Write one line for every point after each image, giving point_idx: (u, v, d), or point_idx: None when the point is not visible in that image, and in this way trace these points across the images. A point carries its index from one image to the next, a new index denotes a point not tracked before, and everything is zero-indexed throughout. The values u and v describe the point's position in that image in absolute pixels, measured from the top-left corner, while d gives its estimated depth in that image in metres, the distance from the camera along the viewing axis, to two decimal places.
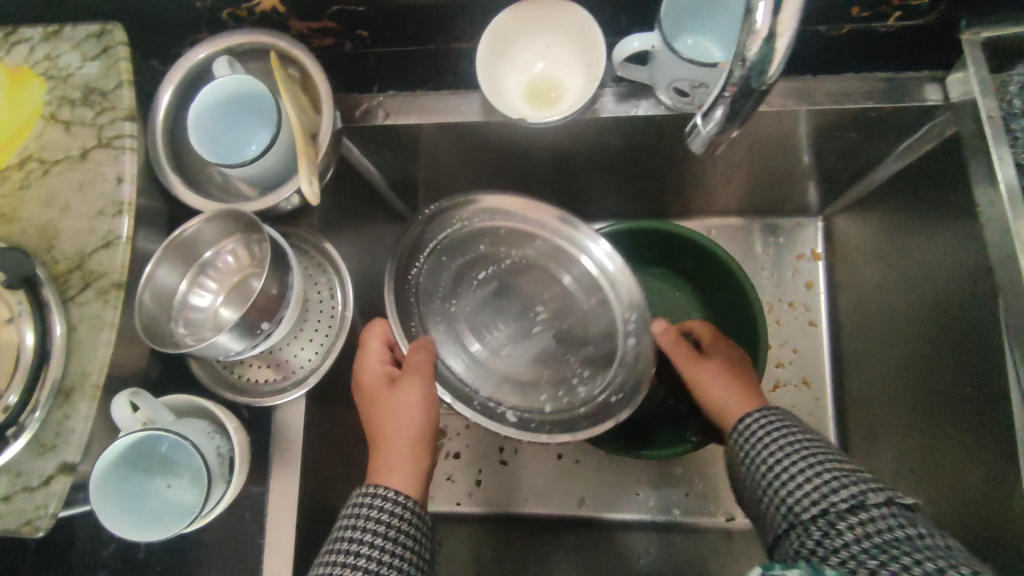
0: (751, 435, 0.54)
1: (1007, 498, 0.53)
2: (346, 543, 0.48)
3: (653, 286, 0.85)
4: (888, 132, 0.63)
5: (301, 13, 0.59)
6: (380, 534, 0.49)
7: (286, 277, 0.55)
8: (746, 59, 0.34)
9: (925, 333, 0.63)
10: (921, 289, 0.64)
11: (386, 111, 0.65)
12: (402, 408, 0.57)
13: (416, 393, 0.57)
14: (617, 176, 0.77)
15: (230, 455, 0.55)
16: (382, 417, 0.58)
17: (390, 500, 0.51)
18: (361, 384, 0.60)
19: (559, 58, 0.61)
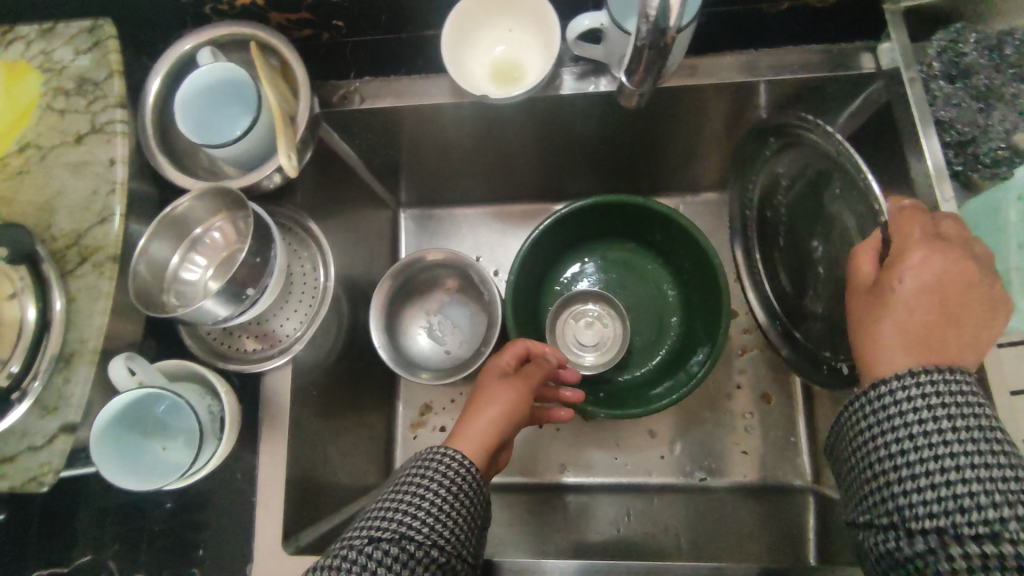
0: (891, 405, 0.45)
1: None
2: (404, 506, 0.50)
3: (627, 262, 0.88)
4: (833, 99, 0.67)
5: (277, 6, 0.64)
6: (447, 491, 0.52)
7: (268, 248, 0.59)
8: (649, 15, 0.38)
9: None
10: None
11: (361, 95, 0.70)
12: (502, 405, 0.61)
13: (513, 395, 0.62)
14: (589, 153, 0.81)
15: (221, 415, 0.59)
16: (476, 404, 0.61)
17: (463, 464, 0.54)
18: (491, 377, 0.66)
19: (519, 41, 0.66)
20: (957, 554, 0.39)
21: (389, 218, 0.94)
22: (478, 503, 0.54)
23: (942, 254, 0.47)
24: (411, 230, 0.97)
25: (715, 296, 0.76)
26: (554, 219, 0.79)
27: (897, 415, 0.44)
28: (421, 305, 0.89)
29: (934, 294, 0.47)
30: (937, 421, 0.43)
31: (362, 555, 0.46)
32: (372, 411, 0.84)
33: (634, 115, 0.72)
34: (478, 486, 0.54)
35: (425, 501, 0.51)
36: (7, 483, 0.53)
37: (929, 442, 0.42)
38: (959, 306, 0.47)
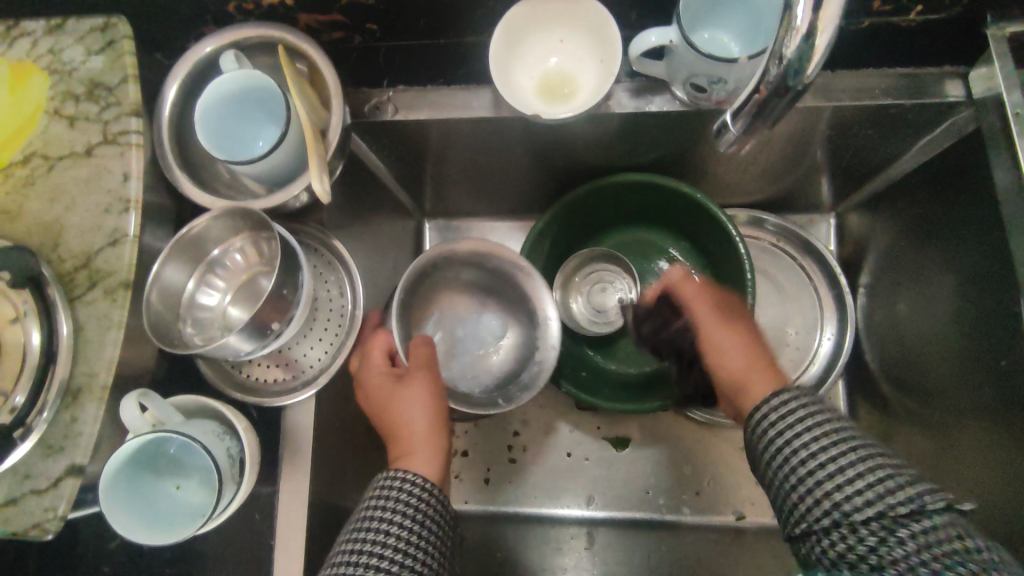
0: (773, 422, 0.49)
1: (1009, 488, 0.57)
2: (368, 547, 0.47)
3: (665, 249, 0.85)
4: (910, 127, 0.62)
5: (308, 7, 0.58)
6: (408, 527, 0.49)
7: (296, 277, 0.54)
8: (784, 57, 0.33)
9: (959, 322, 0.63)
10: (960, 274, 0.62)
11: (395, 105, 0.64)
12: (415, 399, 0.59)
13: (424, 390, 0.60)
14: (627, 203, 0.81)
15: (240, 456, 0.54)
16: (391, 410, 0.59)
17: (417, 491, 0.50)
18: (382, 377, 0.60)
19: (573, 52, 0.60)
20: (871, 543, 0.41)
21: (414, 228, 0.90)
22: (434, 522, 0.51)
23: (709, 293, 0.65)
24: (435, 242, 0.93)
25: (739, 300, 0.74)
26: (607, 181, 0.76)
27: (782, 422, 0.48)
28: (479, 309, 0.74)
29: (727, 314, 0.63)
30: (794, 420, 0.48)
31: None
32: None
33: (690, 134, 0.66)
34: (436, 504, 0.51)
35: (386, 538, 0.48)
36: (8, 529, 0.49)
37: (832, 441, 0.46)
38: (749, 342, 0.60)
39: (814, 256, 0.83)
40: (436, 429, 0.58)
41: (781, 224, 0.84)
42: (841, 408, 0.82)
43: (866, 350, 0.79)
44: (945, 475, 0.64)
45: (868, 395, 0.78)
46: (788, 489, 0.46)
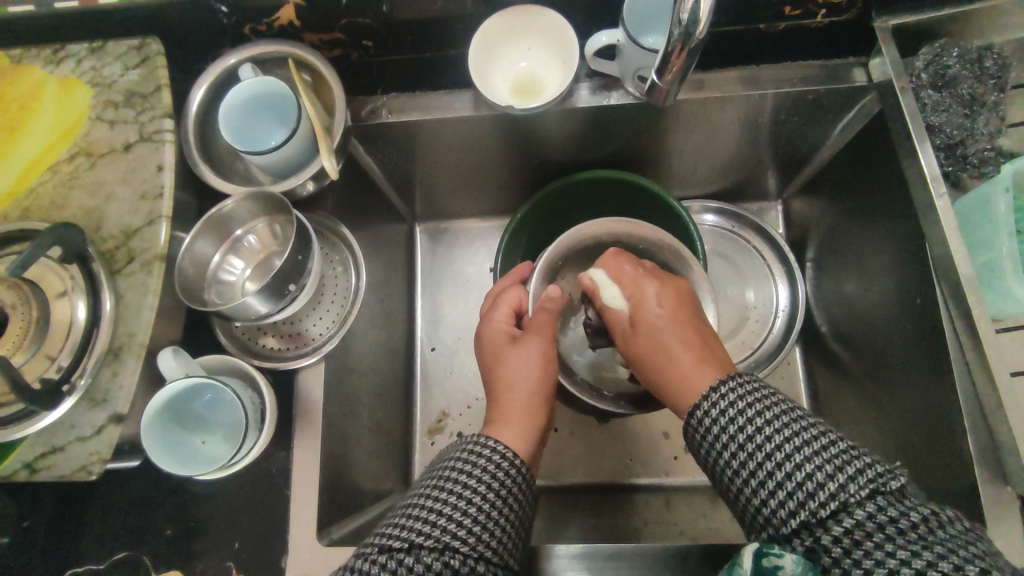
0: (712, 415, 0.53)
1: (937, 420, 0.64)
2: (440, 507, 0.52)
3: None
4: (828, 112, 0.73)
5: (314, 26, 0.69)
6: (482, 494, 0.54)
7: (308, 249, 0.62)
8: (683, 20, 0.47)
9: (887, 277, 0.72)
10: (883, 236, 0.72)
11: (389, 110, 0.75)
12: (519, 361, 0.68)
13: (534, 351, 0.69)
14: (595, 203, 0.91)
15: (261, 407, 0.61)
16: (503, 367, 0.68)
17: (500, 459, 0.57)
18: (501, 337, 0.71)
19: (540, 57, 0.71)
20: (834, 532, 0.44)
21: (405, 231, 0.99)
22: (512, 481, 0.56)
23: (641, 272, 0.69)
24: (426, 244, 1.02)
25: None
26: (575, 178, 0.86)
27: (717, 417, 0.52)
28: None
29: (638, 296, 0.67)
30: (731, 408, 0.52)
31: (388, 556, 0.49)
32: (391, 416, 0.87)
33: (643, 125, 0.78)
34: (516, 466, 0.57)
35: (458, 501, 0.53)
36: (57, 473, 0.55)
37: (766, 432, 0.50)
38: (687, 324, 0.64)
39: (764, 238, 0.93)
40: (531, 393, 0.66)
41: (733, 212, 0.94)
42: (798, 372, 0.91)
43: (816, 318, 0.88)
44: (890, 420, 0.72)
45: (821, 357, 0.87)
46: (743, 488, 0.50)
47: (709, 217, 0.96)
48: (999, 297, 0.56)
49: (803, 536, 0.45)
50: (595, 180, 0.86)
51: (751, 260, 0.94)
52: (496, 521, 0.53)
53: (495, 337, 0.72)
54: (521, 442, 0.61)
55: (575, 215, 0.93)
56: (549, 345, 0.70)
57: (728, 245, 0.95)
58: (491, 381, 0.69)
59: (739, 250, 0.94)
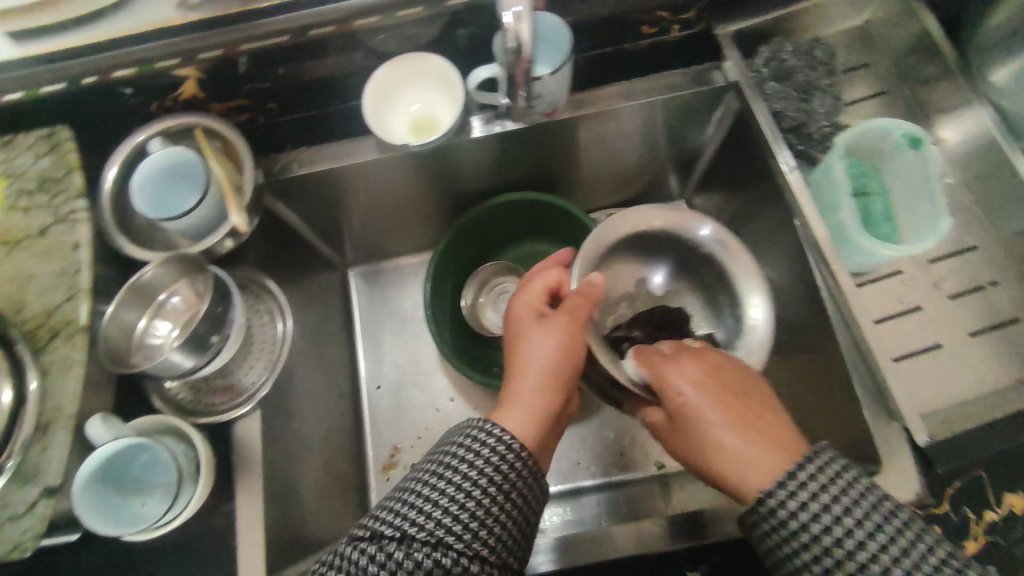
0: (778, 516, 0.51)
1: (824, 375, 0.71)
2: (438, 499, 0.53)
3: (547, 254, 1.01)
4: (699, 113, 0.81)
5: (217, 96, 0.74)
6: (481, 481, 0.54)
7: (228, 303, 0.65)
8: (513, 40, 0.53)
9: (773, 253, 0.80)
10: (763, 217, 0.80)
11: (298, 163, 0.79)
12: (541, 342, 0.65)
13: (552, 336, 0.65)
14: (513, 223, 0.97)
15: (197, 459, 0.64)
16: (524, 344, 0.66)
17: (504, 442, 0.56)
18: (531, 312, 0.70)
19: (429, 99, 0.77)
20: None
21: (339, 278, 1.03)
22: (516, 471, 0.56)
23: (663, 362, 0.63)
24: (361, 286, 1.06)
25: None
26: (485, 205, 0.92)
27: (790, 519, 0.50)
28: (709, 283, 0.80)
29: (661, 380, 0.61)
30: (800, 511, 0.50)
31: (377, 544, 0.50)
32: (342, 458, 0.88)
33: (537, 146, 0.85)
34: (521, 458, 0.57)
35: (456, 492, 0.53)
36: None
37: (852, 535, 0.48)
38: (732, 398, 0.58)
39: None
40: (547, 387, 0.64)
41: None
42: None
43: None
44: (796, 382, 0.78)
45: None
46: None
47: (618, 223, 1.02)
48: (853, 252, 0.64)
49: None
50: (504, 204, 0.92)
51: None
52: (492, 510, 0.54)
53: (520, 313, 0.70)
54: (522, 433, 0.60)
55: (497, 236, 0.99)
56: (574, 334, 0.66)
57: None
58: (512, 360, 0.68)
59: None
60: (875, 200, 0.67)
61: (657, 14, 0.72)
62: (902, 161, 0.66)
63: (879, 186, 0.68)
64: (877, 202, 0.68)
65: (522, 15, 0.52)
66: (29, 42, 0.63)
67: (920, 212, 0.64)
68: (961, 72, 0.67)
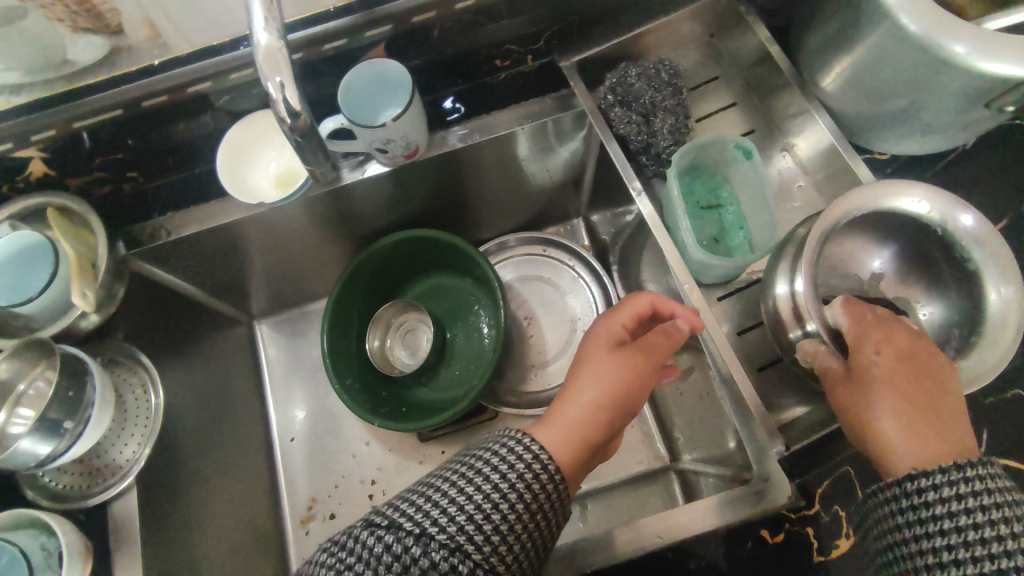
0: (924, 486, 0.51)
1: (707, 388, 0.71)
2: (466, 501, 0.51)
3: (450, 286, 1.00)
4: (566, 137, 0.82)
5: (70, 172, 0.73)
6: (512, 488, 0.53)
7: (85, 381, 0.63)
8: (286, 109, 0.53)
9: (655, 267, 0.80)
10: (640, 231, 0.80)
11: (167, 229, 0.78)
12: (604, 373, 0.62)
13: (608, 373, 0.61)
14: (409, 260, 0.97)
15: (57, 549, 0.60)
16: (582, 370, 0.63)
17: (539, 456, 0.55)
18: (601, 337, 0.65)
19: (288, 154, 0.77)
20: None
21: (244, 333, 1.01)
22: (545, 491, 0.54)
23: (874, 325, 0.58)
24: (270, 339, 1.04)
25: (501, 313, 0.90)
26: (374, 247, 0.91)
27: (916, 491, 0.51)
28: (942, 273, 0.63)
29: (856, 345, 0.57)
30: (931, 489, 0.51)
31: (394, 535, 0.48)
32: (252, 519, 0.86)
33: (413, 184, 0.85)
34: (554, 480, 0.55)
35: (484, 499, 0.51)
36: None
37: (974, 522, 0.49)
38: (930, 391, 0.55)
39: (569, 253, 1.00)
40: (605, 417, 0.61)
41: (537, 238, 1.01)
42: None
43: None
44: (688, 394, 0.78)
45: None
46: (918, 554, 0.50)
47: (519, 247, 1.02)
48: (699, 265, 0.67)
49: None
50: (393, 244, 0.92)
51: (564, 279, 1.00)
52: (516, 525, 0.51)
53: (597, 329, 0.67)
54: (563, 458, 0.57)
55: (396, 276, 0.98)
56: (640, 379, 0.62)
57: (542, 268, 1.01)
58: (566, 380, 0.64)
59: (553, 272, 1.01)
60: (726, 211, 0.72)
61: (505, 47, 0.74)
62: (740, 169, 0.71)
63: (729, 198, 0.73)
64: (729, 212, 0.72)
65: (276, 51, 0.50)
66: None
67: (762, 218, 0.69)
68: (795, 79, 0.69)
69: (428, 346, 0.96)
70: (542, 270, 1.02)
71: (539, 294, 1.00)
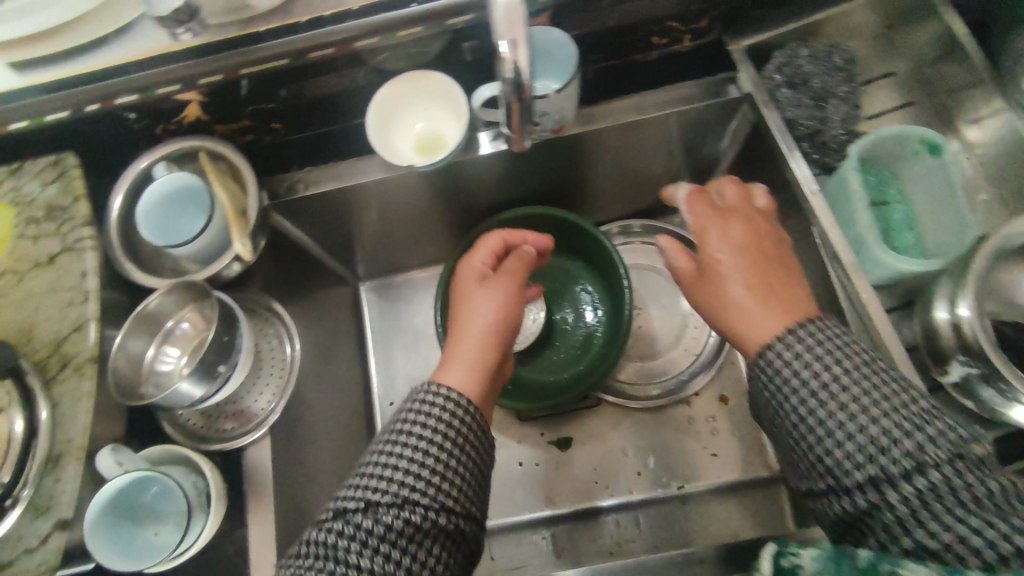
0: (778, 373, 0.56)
1: None
2: (392, 458, 0.55)
3: (561, 267, 0.99)
4: (714, 124, 0.78)
5: (220, 118, 0.73)
6: (435, 431, 0.57)
7: (236, 328, 0.64)
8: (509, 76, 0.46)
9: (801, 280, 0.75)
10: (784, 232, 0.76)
11: (305, 183, 0.78)
12: (481, 298, 0.70)
13: (487, 296, 0.70)
14: None
15: (206, 488, 0.64)
16: (466, 306, 0.71)
17: (445, 399, 0.59)
18: (467, 275, 0.75)
19: (435, 117, 0.75)
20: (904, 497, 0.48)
21: (349, 293, 1.02)
22: (460, 425, 0.58)
23: (715, 220, 0.68)
24: (373, 301, 1.05)
25: (621, 302, 0.89)
26: (497, 220, 0.90)
27: (808, 398, 0.54)
28: None
29: (703, 237, 0.68)
30: (805, 386, 0.54)
31: (344, 519, 0.52)
32: None
33: (548, 161, 0.83)
34: (469, 411, 0.59)
35: (409, 451, 0.55)
36: None
37: (845, 410, 0.52)
38: (772, 271, 0.64)
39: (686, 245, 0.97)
40: (495, 334, 0.69)
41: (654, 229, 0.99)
42: (742, 370, 0.94)
43: None
44: None
45: None
46: (829, 463, 0.52)
47: (636, 235, 1.00)
48: (874, 266, 0.60)
49: (875, 505, 0.49)
50: (515, 220, 0.90)
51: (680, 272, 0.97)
52: (450, 464, 0.56)
53: (461, 273, 0.76)
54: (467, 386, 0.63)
55: (509, 252, 0.97)
56: (512, 296, 0.71)
57: (656, 258, 0.99)
58: (454, 321, 0.71)
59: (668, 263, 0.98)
60: (895, 210, 0.65)
61: (667, 23, 0.69)
62: (919, 169, 0.64)
63: (898, 195, 0.66)
64: (897, 210, 0.65)
65: (515, 10, 0.43)
66: (34, 72, 0.62)
67: (943, 221, 0.62)
68: (994, 82, 0.64)
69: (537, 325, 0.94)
70: (654, 260, 0.99)
71: (651, 285, 0.98)
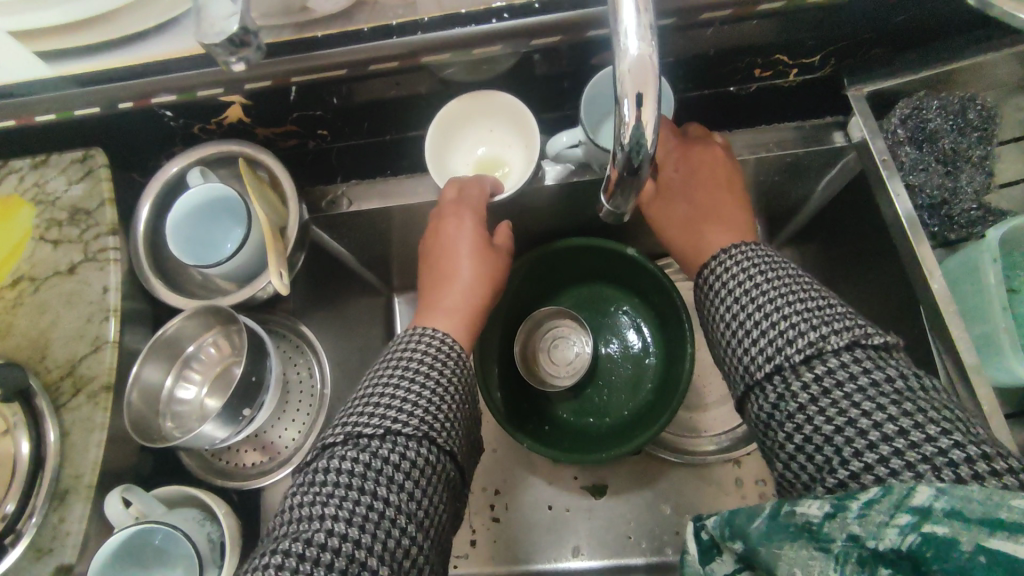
0: (730, 302, 0.50)
1: None
2: (386, 388, 0.49)
3: (610, 299, 0.91)
4: (809, 171, 0.69)
5: (264, 123, 0.66)
6: (430, 363, 0.51)
7: (263, 364, 0.59)
8: (624, 143, 0.37)
9: None
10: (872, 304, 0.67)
11: (349, 199, 0.72)
12: (470, 268, 0.64)
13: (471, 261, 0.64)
14: (576, 265, 0.88)
15: (220, 539, 0.60)
16: (448, 259, 0.64)
17: (436, 337, 0.53)
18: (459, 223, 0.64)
19: (497, 140, 0.69)
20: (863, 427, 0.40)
21: None
22: (454, 366, 0.52)
23: (677, 154, 0.64)
24: None
25: (682, 347, 0.80)
26: (547, 249, 0.82)
27: (754, 329, 0.48)
28: None
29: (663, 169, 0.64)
30: (759, 328, 0.47)
31: (358, 446, 0.45)
32: None
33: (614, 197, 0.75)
34: (456, 355, 0.53)
35: (402, 379, 0.49)
36: None
37: (809, 339, 0.45)
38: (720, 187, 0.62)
39: None
40: (480, 255, 0.64)
41: None
42: None
43: None
44: None
45: None
46: (789, 405, 0.44)
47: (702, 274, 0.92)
48: (998, 370, 0.53)
49: (833, 457, 0.41)
50: (567, 250, 0.83)
51: None
52: (447, 402, 0.49)
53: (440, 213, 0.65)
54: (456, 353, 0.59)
55: (555, 279, 0.90)
56: (495, 270, 0.66)
57: None
58: (432, 274, 0.65)
59: None
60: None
61: (776, 56, 0.60)
62: None
63: None
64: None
65: (648, 61, 0.35)
66: (64, 62, 0.55)
67: None
68: None
69: (581, 363, 0.87)
70: None
71: None
